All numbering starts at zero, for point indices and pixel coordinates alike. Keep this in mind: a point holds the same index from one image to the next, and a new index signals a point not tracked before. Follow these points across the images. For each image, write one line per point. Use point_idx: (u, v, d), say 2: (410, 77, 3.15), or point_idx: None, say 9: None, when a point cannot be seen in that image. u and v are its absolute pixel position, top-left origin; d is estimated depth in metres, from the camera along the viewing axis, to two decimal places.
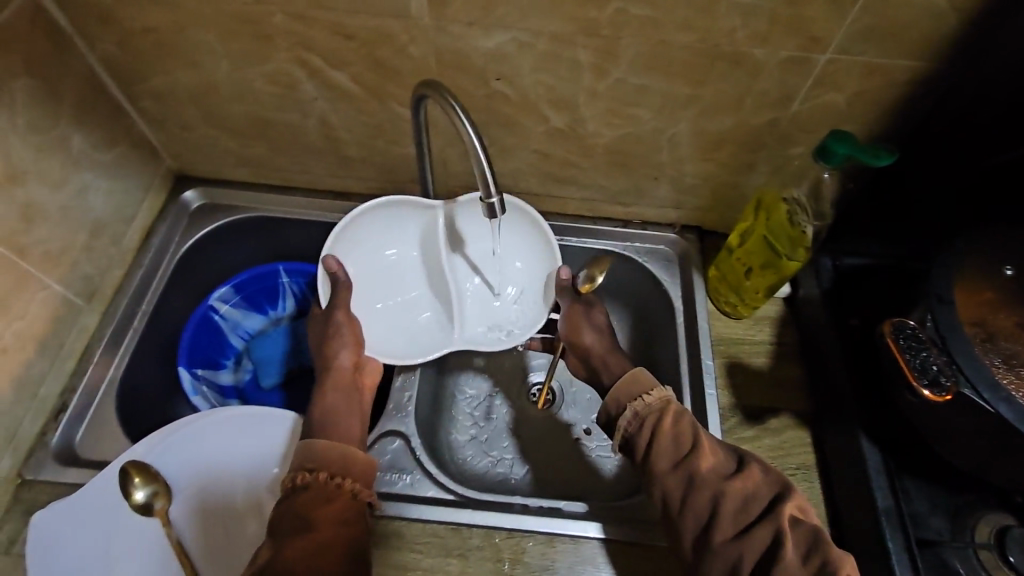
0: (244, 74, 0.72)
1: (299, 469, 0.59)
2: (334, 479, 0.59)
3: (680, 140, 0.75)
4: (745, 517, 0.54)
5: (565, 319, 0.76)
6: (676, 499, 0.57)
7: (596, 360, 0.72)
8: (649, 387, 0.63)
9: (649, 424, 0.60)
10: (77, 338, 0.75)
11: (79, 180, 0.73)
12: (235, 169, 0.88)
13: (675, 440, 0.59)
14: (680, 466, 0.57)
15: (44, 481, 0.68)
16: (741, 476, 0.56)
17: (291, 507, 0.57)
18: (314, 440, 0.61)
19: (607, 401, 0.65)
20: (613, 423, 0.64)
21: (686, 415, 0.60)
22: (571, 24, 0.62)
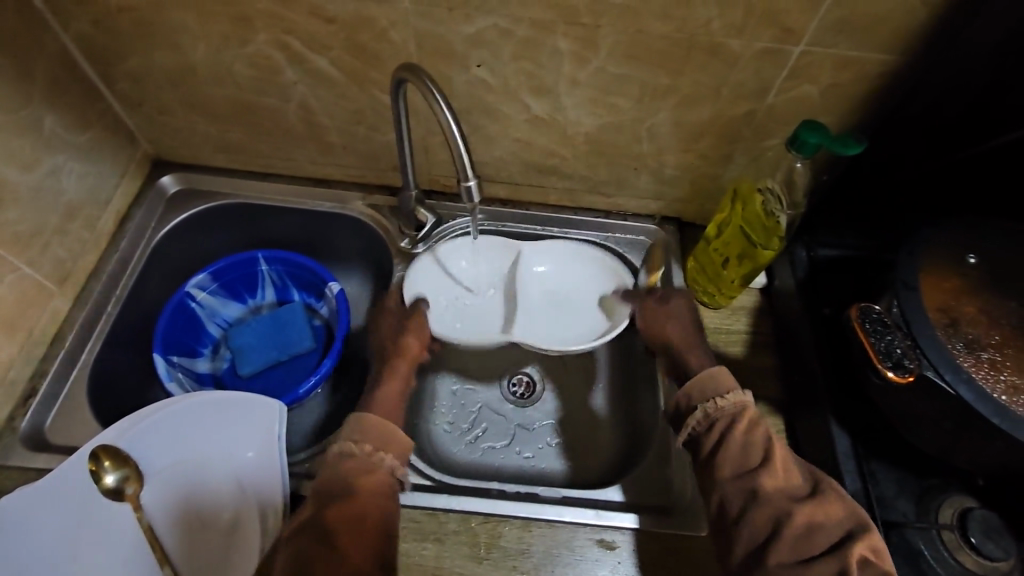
0: (223, 57, 0.71)
1: (345, 439, 0.60)
2: (378, 452, 0.59)
3: (659, 131, 0.76)
4: (807, 547, 0.52)
5: (646, 321, 0.77)
6: (733, 511, 0.57)
7: (678, 352, 0.72)
8: (727, 389, 0.64)
9: (721, 423, 0.61)
10: (49, 322, 0.74)
11: (52, 160, 0.71)
12: (215, 155, 0.87)
13: (743, 453, 0.59)
14: (744, 479, 0.57)
15: (12, 466, 0.66)
16: (814, 502, 0.55)
17: (336, 473, 0.57)
18: (364, 414, 0.62)
19: (680, 395, 0.66)
20: (681, 416, 0.65)
21: (765, 426, 0.60)
22: (551, 11, 0.62)
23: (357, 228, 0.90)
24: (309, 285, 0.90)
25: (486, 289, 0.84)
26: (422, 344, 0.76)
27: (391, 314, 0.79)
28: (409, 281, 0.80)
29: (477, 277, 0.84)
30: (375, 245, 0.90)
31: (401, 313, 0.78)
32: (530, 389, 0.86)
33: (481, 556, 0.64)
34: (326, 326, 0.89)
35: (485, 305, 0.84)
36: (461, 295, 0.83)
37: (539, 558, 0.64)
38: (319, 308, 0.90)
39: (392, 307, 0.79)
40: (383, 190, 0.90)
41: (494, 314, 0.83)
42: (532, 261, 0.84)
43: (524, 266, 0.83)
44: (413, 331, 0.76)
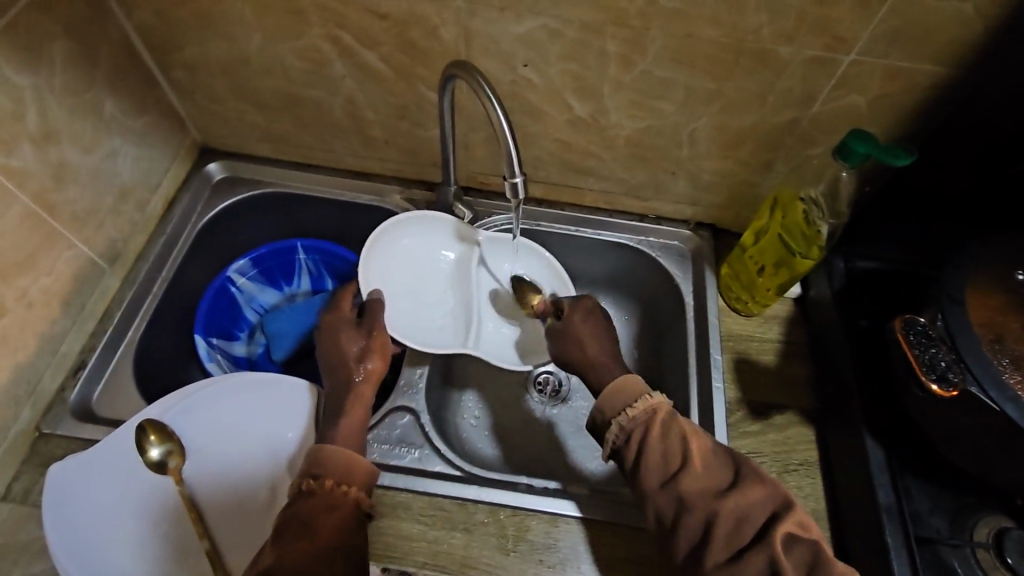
0: (276, 49, 0.73)
1: (304, 475, 0.59)
2: (339, 485, 0.58)
3: (699, 136, 0.76)
4: (739, 538, 0.51)
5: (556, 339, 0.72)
6: (668, 516, 0.55)
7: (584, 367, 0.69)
8: (636, 396, 0.62)
9: (636, 433, 0.59)
10: (99, 299, 0.76)
11: (110, 144, 0.74)
12: (260, 144, 0.90)
13: (664, 456, 0.57)
14: (670, 485, 0.55)
15: (60, 435, 0.69)
16: (733, 493, 0.53)
17: (295, 513, 0.56)
18: (321, 446, 0.60)
19: (595, 410, 0.63)
20: (602, 432, 0.62)
21: (678, 427, 0.58)
22: (601, 13, 0.63)
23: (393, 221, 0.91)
24: (345, 275, 0.92)
25: (434, 280, 0.84)
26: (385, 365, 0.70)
27: (347, 328, 0.71)
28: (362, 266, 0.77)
29: (424, 269, 0.83)
30: None
31: (364, 331, 0.70)
32: (556, 388, 0.87)
33: (509, 548, 0.64)
34: None
35: (433, 297, 0.83)
36: (410, 283, 0.82)
37: (566, 554, 0.64)
38: None
39: (345, 319, 0.72)
40: (421, 185, 0.91)
41: (445, 306, 0.83)
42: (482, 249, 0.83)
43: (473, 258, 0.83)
44: (375, 354, 0.69)
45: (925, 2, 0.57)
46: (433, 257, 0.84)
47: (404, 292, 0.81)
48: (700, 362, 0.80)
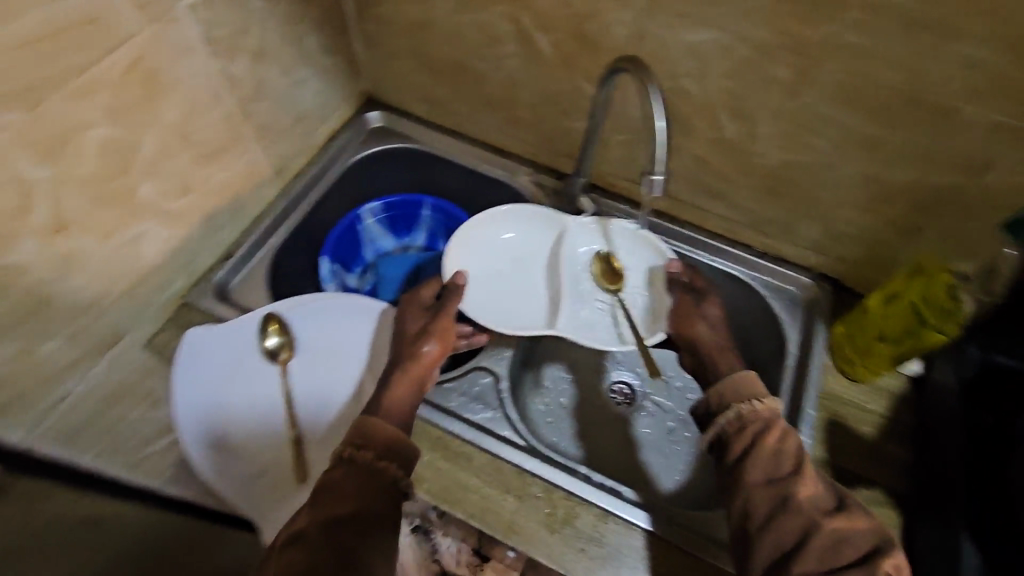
0: (460, 19, 0.80)
1: (349, 442, 0.60)
2: (380, 459, 0.58)
3: (849, 183, 0.73)
4: (834, 559, 0.51)
5: (676, 310, 0.76)
6: (761, 513, 0.55)
7: (709, 356, 0.71)
8: (762, 394, 0.62)
9: (753, 424, 0.59)
10: (257, 203, 0.87)
11: (301, 74, 0.84)
12: (418, 104, 0.97)
13: (776, 458, 0.57)
14: (775, 485, 0.55)
15: (199, 308, 0.78)
16: (841, 515, 0.53)
17: (333, 478, 0.57)
18: (370, 418, 0.61)
19: (713, 393, 0.64)
20: (710, 414, 0.64)
21: (796, 437, 0.58)
22: (781, 37, 0.63)
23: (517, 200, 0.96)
24: None
25: (528, 269, 0.86)
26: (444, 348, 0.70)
27: (414, 311, 0.73)
28: (452, 253, 0.81)
29: (518, 258, 0.86)
30: None
31: (428, 314, 0.72)
32: (629, 400, 0.87)
33: (554, 527, 0.65)
34: None
35: (529, 283, 0.85)
36: (503, 272, 0.85)
37: (608, 551, 0.64)
38: None
39: (415, 305, 0.74)
40: (551, 172, 0.95)
41: (535, 293, 0.85)
42: (573, 237, 0.85)
43: (567, 246, 0.85)
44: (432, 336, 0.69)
45: None
46: (530, 245, 0.86)
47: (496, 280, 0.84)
48: (791, 412, 0.77)
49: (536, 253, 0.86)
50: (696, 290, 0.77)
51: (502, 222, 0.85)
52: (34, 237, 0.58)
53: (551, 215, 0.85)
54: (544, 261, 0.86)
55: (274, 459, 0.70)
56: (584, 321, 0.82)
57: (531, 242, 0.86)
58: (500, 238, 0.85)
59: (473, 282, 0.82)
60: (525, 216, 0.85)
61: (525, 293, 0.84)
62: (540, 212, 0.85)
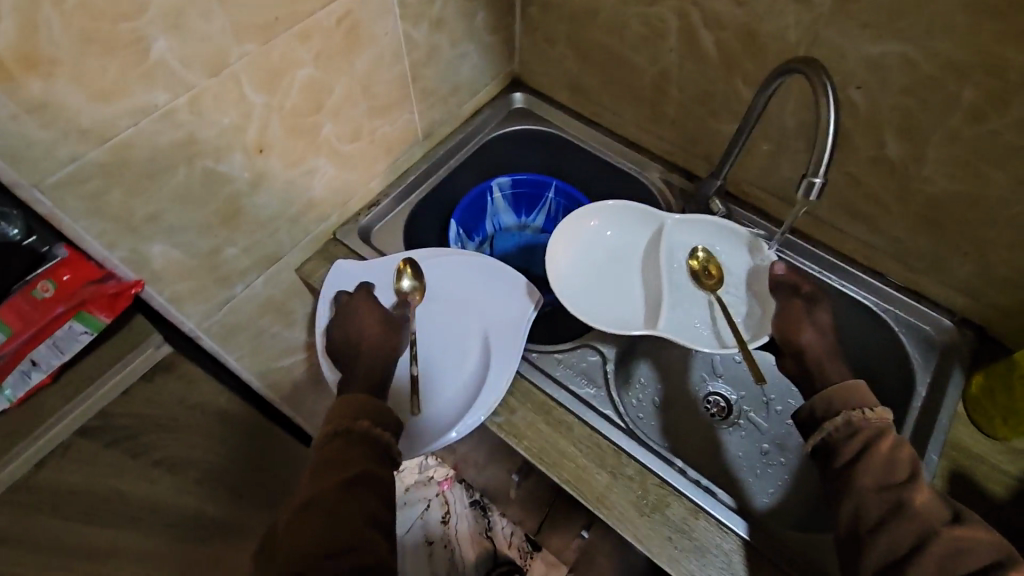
0: (627, 11, 0.83)
1: (339, 422, 0.63)
2: (374, 428, 0.63)
3: (1022, 222, 0.68)
4: (955, 567, 0.51)
5: (782, 315, 0.72)
6: (874, 517, 0.55)
7: (815, 363, 0.68)
8: (873, 404, 0.61)
9: (865, 431, 0.58)
10: (405, 162, 0.94)
11: (466, 48, 0.90)
12: (562, 91, 1.01)
13: (890, 466, 0.56)
14: (890, 491, 0.55)
15: (344, 246, 0.86)
16: (960, 526, 0.53)
17: (335, 449, 0.61)
18: (346, 396, 0.66)
19: (816, 398, 0.63)
20: (814, 422, 0.62)
21: (910, 449, 0.57)
22: (978, 55, 0.60)
23: (644, 196, 0.97)
24: None
25: (626, 266, 0.85)
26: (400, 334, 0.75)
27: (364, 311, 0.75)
28: (550, 248, 0.81)
29: (616, 254, 0.85)
30: None
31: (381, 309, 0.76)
32: (724, 413, 0.86)
33: (645, 511, 0.66)
34: None
35: (626, 280, 0.84)
36: (601, 267, 0.84)
37: (696, 545, 0.64)
38: None
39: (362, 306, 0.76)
40: (683, 173, 0.96)
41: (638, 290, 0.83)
42: (675, 235, 0.83)
43: (669, 243, 0.83)
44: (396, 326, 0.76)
45: None
46: (630, 241, 0.85)
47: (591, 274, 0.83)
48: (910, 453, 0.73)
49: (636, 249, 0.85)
50: (805, 295, 0.73)
51: (604, 221, 0.85)
52: (241, 154, 0.67)
53: (649, 216, 0.83)
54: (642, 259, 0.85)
55: (392, 397, 0.75)
56: (686, 322, 0.79)
57: (632, 239, 0.85)
58: (601, 235, 0.85)
59: (570, 278, 0.82)
60: (625, 214, 0.84)
61: (625, 292, 0.83)
62: (636, 210, 0.83)
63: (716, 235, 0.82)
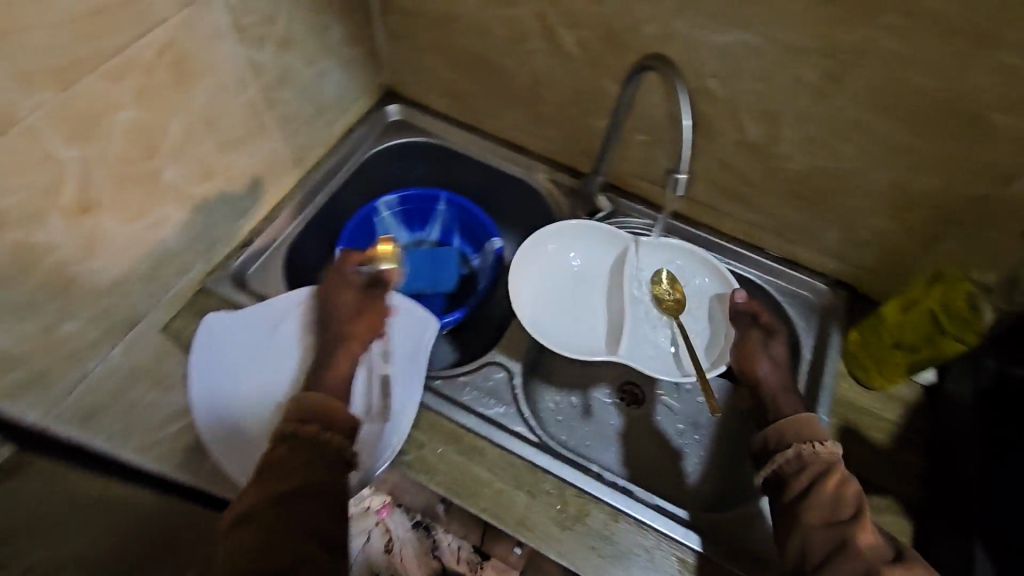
0: (487, 14, 0.80)
1: (295, 420, 0.61)
2: (324, 431, 0.60)
3: (872, 189, 0.73)
4: None
5: (741, 346, 0.75)
6: (819, 554, 0.56)
7: (772, 395, 0.70)
8: (822, 437, 0.63)
9: (814, 465, 0.60)
10: (276, 193, 0.87)
11: (324, 64, 0.84)
12: (438, 98, 0.97)
13: (836, 501, 0.58)
14: (836, 527, 0.56)
15: (216, 295, 0.79)
16: (901, 566, 0.54)
17: (285, 451, 0.58)
18: (305, 394, 0.63)
19: (770, 431, 0.65)
20: (767, 453, 0.64)
21: (856, 485, 0.59)
22: (811, 40, 0.63)
23: (534, 199, 0.96)
24: (473, 236, 1.00)
25: (590, 291, 0.87)
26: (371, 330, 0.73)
27: (349, 286, 0.76)
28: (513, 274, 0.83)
29: (579, 280, 0.87)
30: (545, 218, 0.95)
31: (362, 295, 0.75)
32: (637, 402, 0.86)
33: (565, 524, 0.65)
34: (474, 275, 1.00)
35: (591, 301, 0.87)
36: (564, 292, 0.86)
37: (619, 550, 0.64)
38: (472, 259, 1.00)
39: (350, 282, 0.76)
40: (568, 171, 0.95)
41: (601, 311, 0.86)
42: (639, 262, 0.85)
43: (633, 264, 0.85)
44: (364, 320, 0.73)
45: None
46: (593, 264, 0.88)
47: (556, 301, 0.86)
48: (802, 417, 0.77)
49: (599, 271, 0.88)
50: (763, 325, 0.76)
51: (565, 241, 0.87)
52: (60, 217, 0.58)
53: (608, 234, 0.85)
54: (605, 282, 0.87)
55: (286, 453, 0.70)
56: (648, 344, 0.82)
57: (595, 265, 0.88)
58: (565, 258, 0.87)
59: (537, 300, 0.84)
60: (588, 235, 0.86)
61: (591, 313, 0.86)
62: (593, 227, 0.86)
63: (677, 257, 0.85)
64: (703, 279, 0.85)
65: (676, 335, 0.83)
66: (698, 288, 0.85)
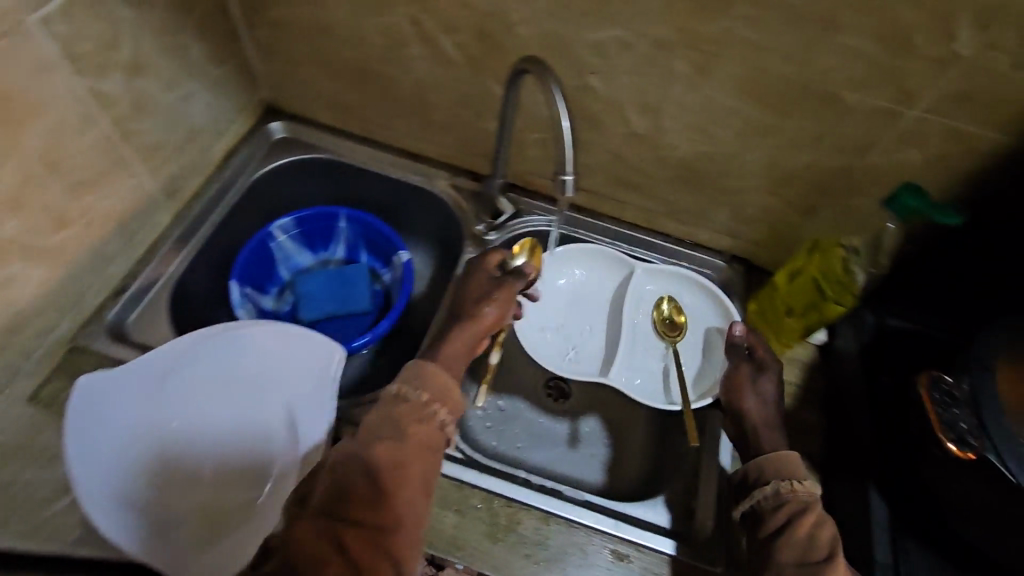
0: (359, 22, 0.76)
1: (404, 383, 0.63)
2: (433, 403, 0.61)
3: (751, 168, 0.76)
4: None
5: (729, 376, 0.73)
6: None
7: (753, 430, 0.69)
8: (803, 476, 0.62)
9: (791, 503, 0.60)
10: (150, 230, 0.80)
11: (187, 86, 0.78)
12: (324, 111, 0.93)
13: (810, 540, 0.57)
14: (809, 568, 0.55)
15: (93, 353, 0.72)
16: None
17: (388, 416, 0.60)
18: (426, 363, 0.64)
19: (750, 466, 0.65)
20: (746, 488, 0.64)
21: (832, 526, 0.58)
22: (676, 32, 0.64)
23: (438, 206, 0.94)
24: (380, 251, 0.96)
25: (592, 304, 0.89)
26: (501, 312, 0.72)
27: (483, 275, 0.74)
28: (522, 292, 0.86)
29: (582, 296, 0.89)
30: (451, 224, 0.93)
31: (496, 282, 0.73)
32: (563, 396, 0.88)
33: (498, 536, 0.65)
34: (387, 292, 0.96)
35: (592, 320, 0.88)
36: (568, 305, 0.89)
37: (553, 552, 0.65)
38: (383, 275, 0.97)
39: (488, 270, 0.74)
40: (469, 174, 0.94)
41: (600, 332, 0.88)
42: (642, 284, 0.87)
43: (636, 290, 0.87)
44: (496, 302, 0.72)
45: (1001, 69, 0.57)
46: (597, 286, 0.90)
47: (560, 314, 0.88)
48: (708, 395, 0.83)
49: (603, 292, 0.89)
50: (755, 359, 0.74)
51: (569, 262, 0.89)
52: None
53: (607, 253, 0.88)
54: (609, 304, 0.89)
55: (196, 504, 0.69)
56: (638, 368, 0.84)
57: (602, 287, 0.90)
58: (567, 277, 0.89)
59: (539, 318, 0.87)
60: (594, 257, 0.89)
61: (591, 331, 0.88)
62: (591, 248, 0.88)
63: (682, 287, 0.86)
64: (702, 311, 0.86)
65: (668, 362, 0.85)
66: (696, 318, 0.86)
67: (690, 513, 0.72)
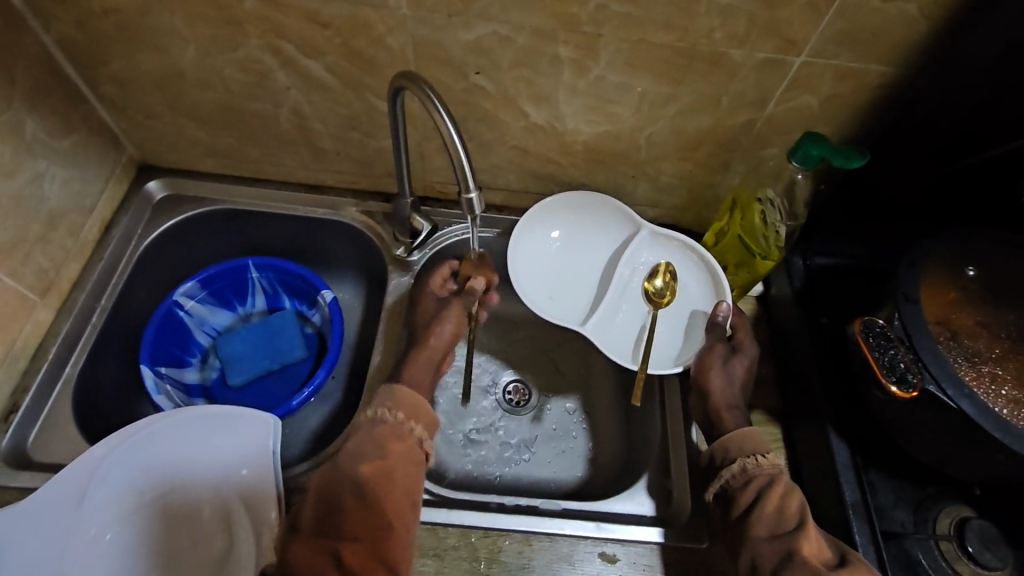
0: (212, 61, 0.69)
1: (379, 406, 0.64)
2: (408, 422, 0.64)
3: (657, 139, 0.74)
4: None
5: (702, 352, 0.73)
6: (768, 567, 0.57)
7: (714, 412, 0.69)
8: (765, 449, 0.64)
9: (758, 479, 0.61)
10: (32, 334, 0.72)
11: (33, 168, 0.69)
12: (203, 160, 0.85)
13: (780, 512, 0.59)
14: (783, 539, 0.57)
15: None
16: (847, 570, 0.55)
17: (368, 438, 0.61)
18: (399, 387, 0.66)
19: (715, 446, 0.66)
20: (714, 468, 0.66)
21: (798, 493, 0.60)
22: (552, 19, 0.61)
23: (352, 236, 0.88)
24: (301, 293, 0.89)
25: (588, 262, 0.86)
26: (456, 329, 0.76)
27: (431, 297, 0.78)
28: (523, 228, 0.83)
29: (573, 250, 0.86)
30: (369, 251, 0.88)
31: (441, 304, 0.78)
32: (525, 399, 0.86)
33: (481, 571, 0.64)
34: (320, 333, 0.89)
35: (578, 272, 0.86)
36: (563, 262, 0.86)
37: (539, 571, 0.65)
38: (311, 316, 0.90)
39: (434, 293, 0.79)
40: (378, 196, 0.88)
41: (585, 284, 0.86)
42: (641, 250, 0.84)
43: (632, 252, 0.83)
44: (449, 319, 0.75)
45: (871, 6, 0.56)
46: (594, 241, 0.86)
47: (553, 270, 0.86)
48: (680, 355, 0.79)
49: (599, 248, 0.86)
50: (732, 344, 0.75)
51: (577, 214, 0.85)
52: None
53: (607, 203, 0.83)
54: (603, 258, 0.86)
55: None
56: (614, 326, 0.82)
57: (599, 242, 0.86)
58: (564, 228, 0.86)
59: (530, 260, 0.85)
60: (600, 210, 0.84)
61: (576, 283, 0.86)
62: (598, 197, 0.83)
63: (678, 255, 0.83)
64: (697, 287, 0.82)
65: (643, 328, 0.82)
66: (683, 292, 0.83)
67: (668, 496, 0.71)
